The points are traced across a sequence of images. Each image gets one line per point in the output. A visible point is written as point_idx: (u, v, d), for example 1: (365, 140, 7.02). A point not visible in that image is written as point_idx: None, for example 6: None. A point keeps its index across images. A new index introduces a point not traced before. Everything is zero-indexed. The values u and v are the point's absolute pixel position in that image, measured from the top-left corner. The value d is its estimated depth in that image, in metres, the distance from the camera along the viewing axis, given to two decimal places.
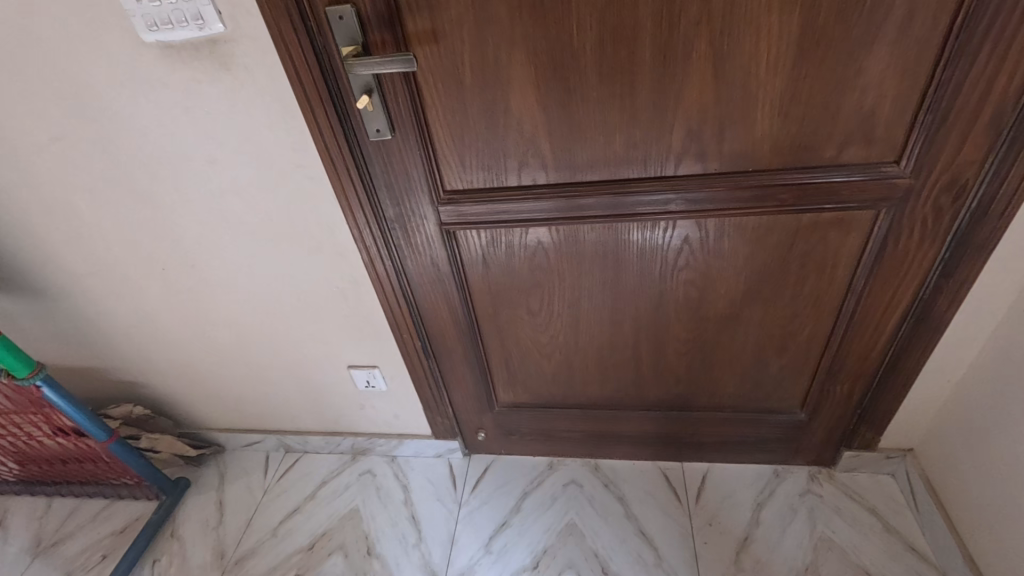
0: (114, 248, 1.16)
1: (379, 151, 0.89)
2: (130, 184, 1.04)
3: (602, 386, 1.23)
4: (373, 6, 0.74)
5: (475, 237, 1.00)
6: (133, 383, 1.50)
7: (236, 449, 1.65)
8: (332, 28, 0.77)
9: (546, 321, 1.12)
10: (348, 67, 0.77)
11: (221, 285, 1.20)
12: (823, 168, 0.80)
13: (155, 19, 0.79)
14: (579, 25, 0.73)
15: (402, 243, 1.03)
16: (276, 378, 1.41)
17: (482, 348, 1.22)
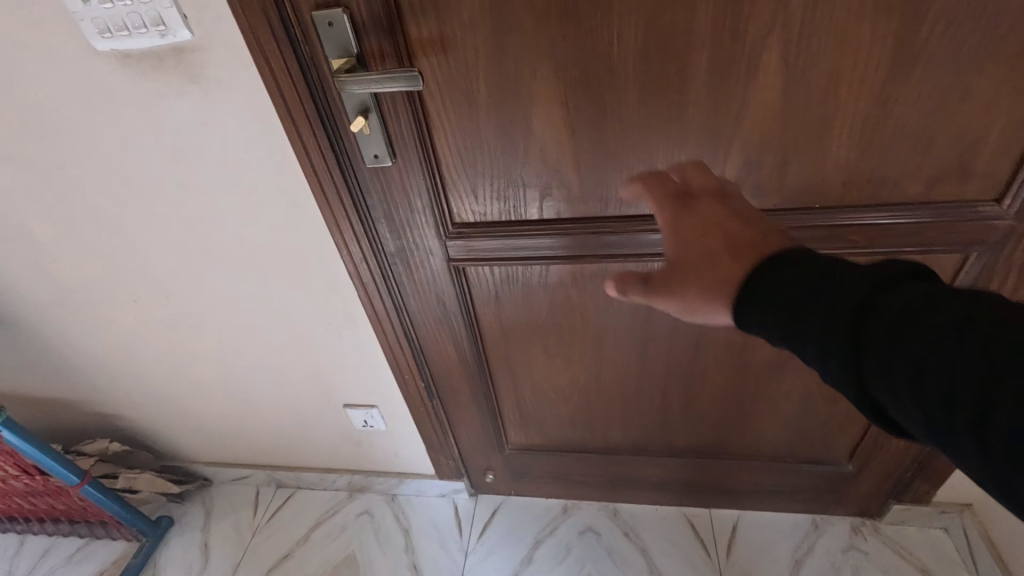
0: (79, 278, 1.03)
1: (376, 179, 0.76)
2: (91, 210, 0.90)
3: (625, 431, 1.11)
4: (369, 11, 0.61)
5: (487, 274, 0.87)
6: (109, 417, 1.38)
7: (223, 483, 1.53)
8: (320, 36, 0.63)
9: (566, 364, 0.99)
10: (339, 84, 0.64)
11: (200, 319, 1.07)
12: (904, 205, 0.67)
13: (107, 24, 0.66)
14: (620, 35, 0.60)
15: (404, 280, 0.90)
16: (264, 415, 1.28)
17: (492, 389, 1.09)
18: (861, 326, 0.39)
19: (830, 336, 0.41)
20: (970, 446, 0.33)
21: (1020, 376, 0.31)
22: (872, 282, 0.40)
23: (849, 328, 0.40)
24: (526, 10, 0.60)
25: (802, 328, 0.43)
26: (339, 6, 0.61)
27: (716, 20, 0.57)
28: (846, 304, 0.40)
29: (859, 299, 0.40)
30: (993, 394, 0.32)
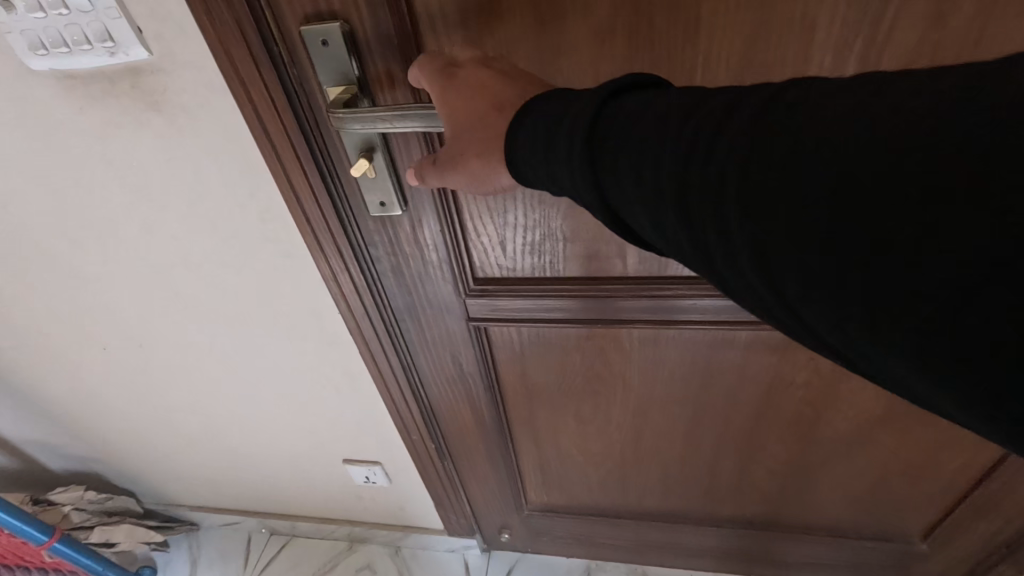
0: (39, 323, 0.90)
1: (383, 227, 0.62)
2: (44, 251, 0.76)
3: (663, 498, 0.98)
4: (376, 26, 0.46)
5: (514, 335, 0.73)
6: (88, 458, 1.26)
7: (211, 528, 1.41)
8: (311, 57, 0.49)
9: (601, 431, 0.85)
10: (333, 121, 0.49)
11: (180, 367, 0.94)
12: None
13: (41, 38, 0.52)
14: (710, 62, 0.45)
15: (414, 338, 0.76)
16: (257, 464, 1.16)
17: (512, 454, 0.95)
18: (600, 142, 0.34)
19: (576, 162, 0.35)
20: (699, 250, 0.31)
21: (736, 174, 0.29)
22: (603, 100, 0.35)
23: (589, 150, 0.35)
24: (584, 29, 0.46)
25: (553, 163, 0.37)
26: (336, 19, 0.46)
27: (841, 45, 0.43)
28: (583, 123, 0.35)
29: (592, 119, 0.35)
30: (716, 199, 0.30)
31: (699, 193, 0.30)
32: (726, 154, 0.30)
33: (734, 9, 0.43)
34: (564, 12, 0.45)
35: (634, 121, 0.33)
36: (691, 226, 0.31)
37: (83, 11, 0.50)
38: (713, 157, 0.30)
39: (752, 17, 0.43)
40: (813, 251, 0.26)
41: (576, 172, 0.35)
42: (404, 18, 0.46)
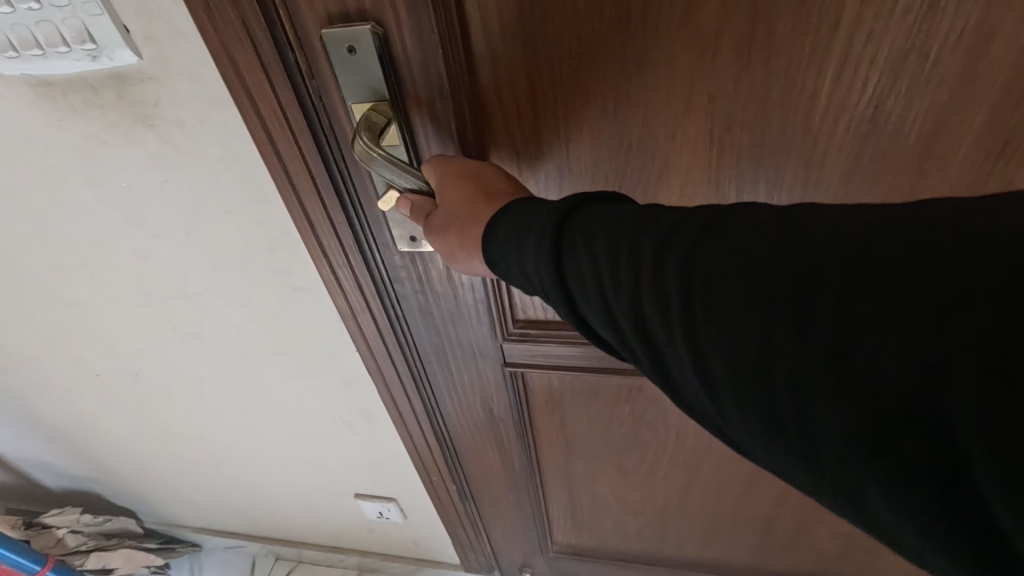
0: (27, 349, 0.82)
1: (411, 263, 0.52)
2: (29, 275, 0.68)
3: (704, 550, 0.89)
4: (419, 29, 0.38)
5: (555, 382, 0.64)
6: (87, 478, 1.20)
7: (215, 551, 1.35)
8: (334, 67, 0.39)
9: (644, 482, 0.76)
10: (364, 154, 0.41)
11: (181, 398, 0.87)
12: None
13: (10, 38, 0.43)
14: (841, 83, 0.41)
15: (440, 382, 0.66)
16: (263, 493, 1.10)
17: (542, 500, 0.85)
18: (563, 245, 0.34)
19: (541, 261, 0.35)
20: (663, 346, 0.31)
21: (698, 274, 0.29)
22: (570, 207, 0.36)
23: (554, 249, 0.34)
24: (689, 36, 0.40)
25: (522, 258, 0.37)
26: (365, 20, 0.37)
27: (984, 56, 0.38)
28: (548, 224, 0.35)
29: (558, 219, 0.35)
30: (679, 292, 0.29)
31: (652, 306, 0.30)
32: (679, 268, 0.30)
33: (883, 17, 0.37)
34: (659, 14, 0.39)
35: (596, 227, 0.34)
36: (648, 336, 0.31)
37: (56, 7, 0.41)
38: (678, 259, 0.30)
39: (898, 26, 0.38)
40: (778, 352, 0.26)
41: (541, 270, 0.35)
42: (455, 20, 0.39)
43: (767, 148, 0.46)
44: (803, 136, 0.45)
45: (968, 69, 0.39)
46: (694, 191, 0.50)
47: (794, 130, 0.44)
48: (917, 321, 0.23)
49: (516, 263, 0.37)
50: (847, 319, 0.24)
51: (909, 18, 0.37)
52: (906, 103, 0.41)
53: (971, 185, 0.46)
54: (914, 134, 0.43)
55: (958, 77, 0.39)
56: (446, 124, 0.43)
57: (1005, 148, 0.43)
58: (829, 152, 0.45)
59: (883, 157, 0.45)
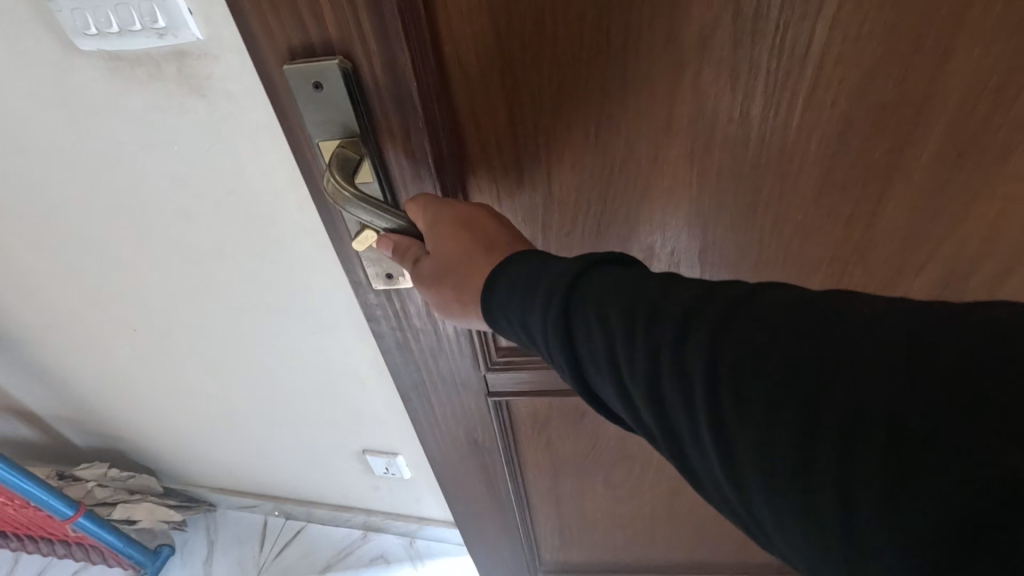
0: (66, 313, 0.88)
1: (387, 301, 0.46)
2: (71, 239, 0.71)
3: (691, 551, 0.89)
4: (393, 64, 0.35)
5: (541, 407, 0.60)
6: (112, 436, 1.27)
7: (229, 510, 1.43)
8: (299, 102, 0.36)
9: (632, 491, 0.75)
10: (334, 193, 0.38)
11: (208, 358, 0.92)
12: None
13: (88, 16, 0.43)
14: (813, 100, 0.41)
15: (423, 423, 0.58)
16: (279, 454, 1.19)
17: (530, 524, 0.81)
18: (575, 312, 0.36)
19: (553, 328, 0.36)
20: (680, 424, 0.32)
21: (716, 361, 0.30)
22: (580, 272, 0.37)
23: (565, 307, 0.36)
24: (668, 60, 0.40)
25: (529, 320, 0.38)
26: (332, 55, 0.34)
27: (941, 74, 0.39)
28: (562, 281, 0.36)
29: (574, 279, 0.36)
30: (701, 377, 0.31)
31: (674, 384, 0.32)
32: (703, 351, 0.31)
33: (849, 40, 0.38)
34: (641, 39, 0.39)
35: (612, 288, 0.35)
36: (661, 401, 0.32)
37: None
38: (696, 341, 0.31)
39: (863, 48, 0.38)
40: (794, 446, 0.28)
41: (552, 334, 0.36)
42: (428, 50, 0.37)
43: (742, 164, 0.45)
44: (779, 153, 0.44)
45: (928, 89, 0.40)
46: (675, 205, 0.49)
47: (771, 145, 0.44)
48: (928, 429, 0.25)
49: (524, 324, 0.38)
50: (859, 421, 0.26)
51: (868, 39, 0.38)
52: (873, 123, 0.42)
53: (932, 191, 0.47)
54: (882, 149, 0.44)
55: (919, 96, 0.40)
56: (423, 157, 0.40)
57: (960, 156, 0.44)
58: (804, 167, 0.45)
59: (853, 169, 0.45)
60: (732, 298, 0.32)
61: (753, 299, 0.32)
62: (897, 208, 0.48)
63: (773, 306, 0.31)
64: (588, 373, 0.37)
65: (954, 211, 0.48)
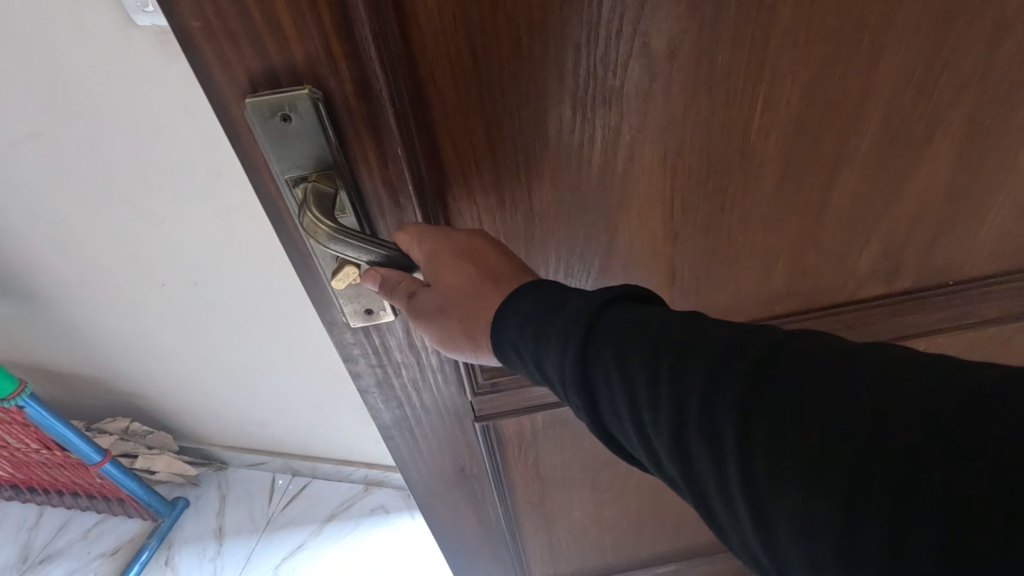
0: (99, 265, 0.94)
1: (366, 337, 0.43)
2: (110, 197, 0.80)
3: (677, 541, 0.90)
4: (368, 88, 0.32)
5: (527, 425, 0.58)
6: (124, 396, 1.31)
7: (239, 469, 1.48)
8: (264, 137, 0.31)
9: (618, 494, 0.74)
10: (310, 227, 0.33)
11: (228, 308, 1.01)
12: (981, 277, 0.61)
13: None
14: (772, 99, 0.42)
15: (407, 461, 0.55)
16: (287, 408, 1.26)
17: (521, 548, 0.76)
18: (592, 353, 0.34)
19: (568, 370, 0.35)
20: (709, 484, 0.30)
21: (749, 425, 0.28)
22: (598, 308, 0.35)
23: (583, 350, 0.34)
24: (640, 71, 0.38)
25: (542, 358, 0.36)
26: (301, 84, 0.30)
27: (875, 69, 0.42)
28: (580, 321, 0.34)
29: (592, 317, 0.34)
30: (732, 440, 0.29)
31: (703, 444, 0.30)
32: (734, 412, 0.29)
33: (796, 43, 0.39)
34: (609, 54, 0.37)
35: (629, 330, 0.33)
36: (687, 458, 0.31)
37: None
38: (725, 399, 0.29)
39: (809, 52, 0.40)
40: (835, 531, 0.26)
41: (568, 375, 0.35)
42: (403, 70, 0.34)
43: (707, 166, 0.45)
44: (742, 153, 0.44)
45: (867, 82, 0.42)
46: (647, 213, 0.48)
47: (732, 146, 0.44)
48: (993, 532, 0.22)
49: (537, 360, 0.36)
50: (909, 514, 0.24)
51: (810, 39, 0.39)
52: (822, 119, 0.44)
53: (879, 179, 0.49)
54: (829, 143, 0.45)
55: (860, 90, 0.43)
56: (402, 185, 0.37)
57: (894, 139, 0.47)
58: (764, 163, 0.46)
59: (805, 162, 0.46)
60: (763, 346, 0.30)
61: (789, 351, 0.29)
62: (845, 194, 0.50)
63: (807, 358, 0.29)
64: (606, 417, 0.35)
65: (902, 195, 0.51)
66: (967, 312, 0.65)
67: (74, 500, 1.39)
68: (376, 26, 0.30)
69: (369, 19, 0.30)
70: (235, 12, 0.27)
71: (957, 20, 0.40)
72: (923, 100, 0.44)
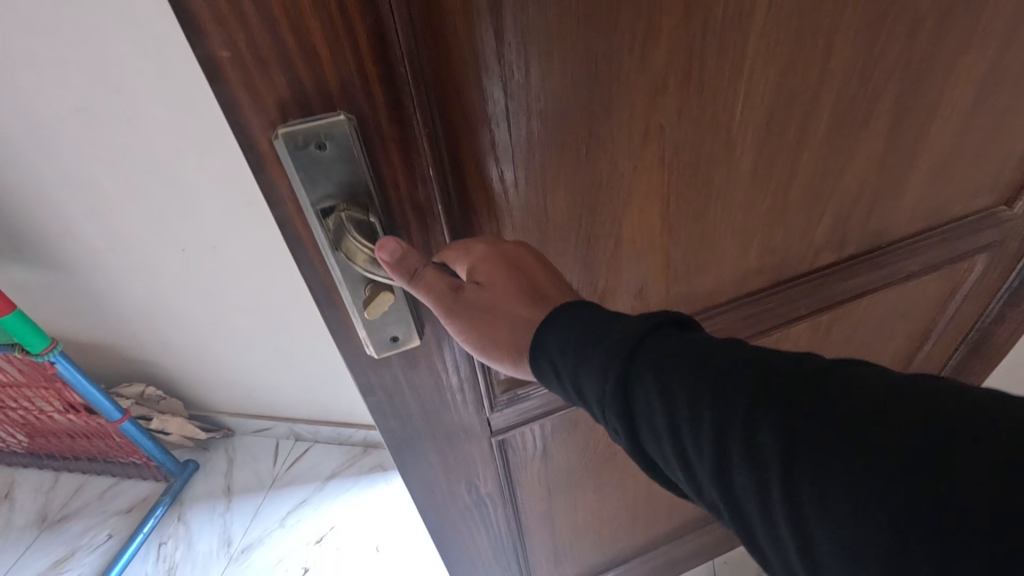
0: (123, 231, 0.96)
1: (388, 369, 0.40)
2: (144, 164, 0.84)
3: (669, 521, 0.93)
4: (401, 111, 0.30)
5: (539, 433, 0.57)
6: (132, 363, 1.32)
7: (245, 435, 1.51)
8: (297, 166, 0.29)
9: (620, 484, 0.75)
10: (351, 252, 0.31)
11: (243, 274, 1.03)
12: (906, 237, 0.67)
13: None
14: (750, 95, 0.45)
15: (426, 500, 0.53)
16: (295, 375, 1.28)
17: (527, 561, 0.74)
18: (631, 374, 0.32)
19: (606, 392, 0.33)
20: (755, 516, 0.28)
21: (802, 456, 0.26)
22: (641, 329, 0.33)
23: (623, 372, 0.32)
24: (644, 79, 0.40)
25: (579, 378, 0.34)
26: (335, 110, 0.28)
27: (828, 67, 0.46)
28: (625, 344, 0.33)
29: (634, 339, 0.33)
30: (783, 475, 0.26)
31: (750, 475, 0.27)
32: (783, 445, 0.26)
33: (765, 46, 0.43)
34: (622, 63, 0.38)
35: (673, 356, 0.31)
36: (731, 487, 0.28)
37: None
38: (775, 427, 0.27)
39: (774, 53, 0.43)
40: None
41: (605, 395, 0.33)
42: (430, 88, 0.33)
43: (697, 161, 0.48)
44: (724, 146, 0.48)
45: (821, 81, 0.47)
46: (648, 206, 0.49)
47: (716, 142, 0.47)
48: None
49: (574, 379, 0.34)
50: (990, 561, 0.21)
51: (779, 43, 0.43)
52: (788, 115, 0.48)
53: (833, 168, 0.55)
54: (794, 131, 0.50)
55: (815, 89, 0.47)
56: (430, 207, 0.35)
57: (844, 123, 0.52)
58: (743, 155, 0.49)
59: (775, 150, 0.51)
60: (811, 374, 0.28)
61: (840, 385, 0.27)
62: (808, 177, 0.55)
63: (862, 391, 0.26)
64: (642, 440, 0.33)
65: (852, 173, 0.56)
66: (901, 269, 0.71)
67: (90, 464, 1.45)
68: (410, 48, 0.28)
69: (405, 41, 0.28)
70: (269, 41, 0.25)
71: (888, 25, 0.46)
72: (865, 87, 0.49)
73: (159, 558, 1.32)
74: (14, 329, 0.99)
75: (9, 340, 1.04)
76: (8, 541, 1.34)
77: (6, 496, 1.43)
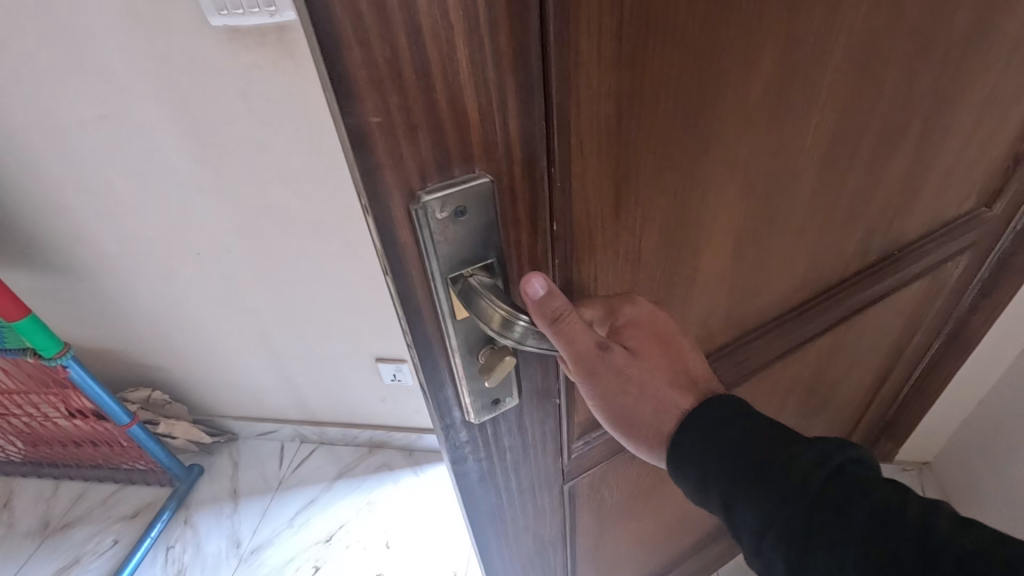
0: (139, 237, 0.91)
1: (481, 433, 0.37)
2: (172, 167, 0.80)
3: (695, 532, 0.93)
4: (535, 167, 0.27)
5: (600, 474, 0.55)
6: (132, 368, 1.27)
7: (249, 438, 1.48)
8: (433, 234, 0.26)
9: (659, 504, 0.74)
10: (485, 313, 0.28)
11: (262, 282, 0.98)
12: (915, 240, 0.66)
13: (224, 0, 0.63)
14: (822, 125, 0.43)
15: (496, 559, 0.51)
16: (308, 380, 1.24)
17: None
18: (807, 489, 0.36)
19: (778, 499, 0.36)
20: None
21: None
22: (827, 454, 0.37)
23: (802, 486, 0.36)
24: (737, 117, 0.37)
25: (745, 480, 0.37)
26: (474, 172, 0.25)
27: (882, 94, 0.45)
28: (810, 466, 0.36)
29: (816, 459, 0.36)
30: None
31: None
32: None
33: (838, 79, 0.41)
34: (725, 99, 0.35)
35: (852, 485, 0.35)
36: None
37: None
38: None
39: (845, 84, 0.42)
40: None
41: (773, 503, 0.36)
42: None
43: (769, 192, 0.46)
44: (794, 174, 0.46)
45: (880, 108, 0.46)
46: (722, 240, 0.47)
47: (788, 174, 0.45)
48: None
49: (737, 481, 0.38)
50: None
51: (852, 73, 0.41)
52: (851, 143, 0.47)
53: (877, 187, 0.54)
54: (854, 157, 0.49)
55: (874, 117, 0.46)
56: (546, 262, 0.32)
57: (893, 143, 0.50)
58: (804, 184, 0.48)
59: (834, 174, 0.49)
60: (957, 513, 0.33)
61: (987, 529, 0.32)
62: (859, 200, 0.54)
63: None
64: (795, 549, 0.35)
65: (891, 191, 0.56)
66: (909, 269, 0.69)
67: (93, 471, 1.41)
68: (553, 103, 0.26)
69: (548, 96, 0.25)
70: (422, 103, 0.22)
71: (938, 59, 0.46)
72: (916, 110, 0.49)
73: (167, 563, 1.27)
74: (29, 332, 0.93)
75: (20, 344, 0.99)
76: (9, 552, 1.29)
77: (5, 507, 1.38)
